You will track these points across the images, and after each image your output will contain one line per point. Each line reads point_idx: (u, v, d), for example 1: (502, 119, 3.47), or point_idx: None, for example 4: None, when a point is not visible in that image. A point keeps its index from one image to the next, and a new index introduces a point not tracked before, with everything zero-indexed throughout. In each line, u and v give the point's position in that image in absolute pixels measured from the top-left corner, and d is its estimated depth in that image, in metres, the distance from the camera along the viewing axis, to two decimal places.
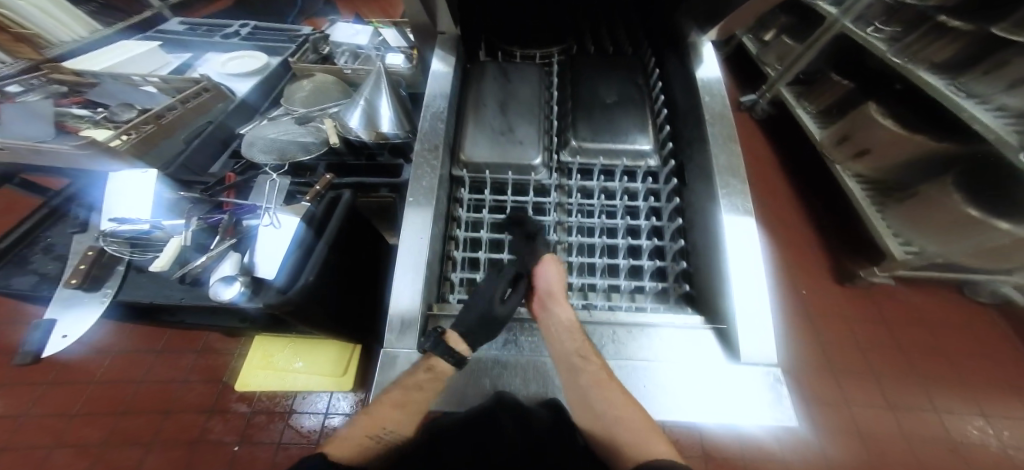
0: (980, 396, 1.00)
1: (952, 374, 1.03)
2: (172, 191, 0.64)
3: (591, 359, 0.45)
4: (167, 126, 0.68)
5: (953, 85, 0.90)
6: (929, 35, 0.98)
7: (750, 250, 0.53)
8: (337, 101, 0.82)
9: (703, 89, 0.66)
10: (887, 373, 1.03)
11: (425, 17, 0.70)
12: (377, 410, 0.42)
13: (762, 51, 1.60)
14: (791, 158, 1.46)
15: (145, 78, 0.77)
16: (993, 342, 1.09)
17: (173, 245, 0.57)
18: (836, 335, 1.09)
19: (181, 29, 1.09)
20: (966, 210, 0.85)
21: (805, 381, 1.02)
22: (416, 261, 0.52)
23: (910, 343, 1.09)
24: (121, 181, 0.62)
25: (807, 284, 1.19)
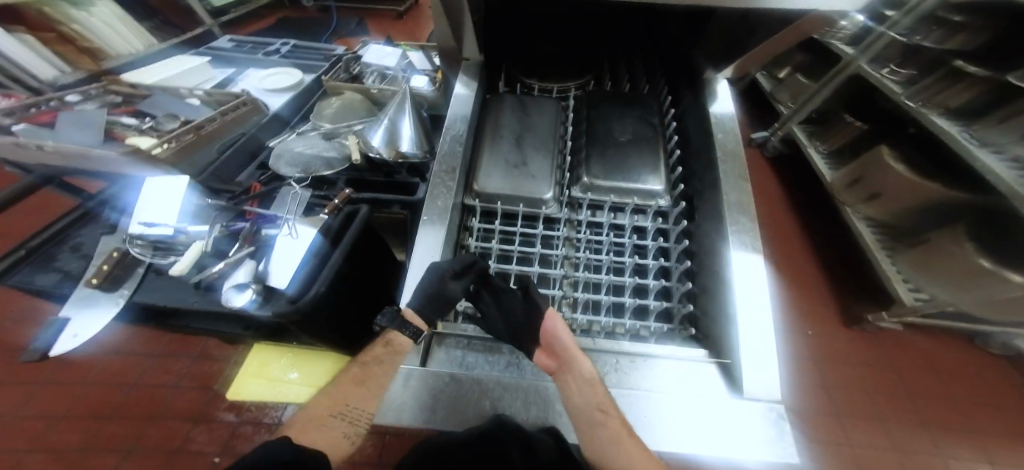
0: (991, 445, 0.96)
1: (963, 424, 0.98)
2: (200, 199, 0.66)
3: (612, 413, 0.46)
4: (205, 137, 0.72)
5: (968, 133, 0.89)
6: (945, 80, 0.98)
7: (758, 288, 0.53)
8: (363, 119, 0.86)
9: (716, 125, 0.67)
10: (900, 425, 0.97)
11: (451, 42, 0.73)
12: (342, 392, 0.51)
13: (776, 88, 1.63)
14: (801, 196, 1.45)
15: (191, 92, 0.83)
16: (1008, 394, 1.04)
17: (195, 249, 0.59)
18: (845, 380, 1.04)
19: (228, 46, 1.16)
20: (979, 261, 0.83)
21: (816, 426, 0.97)
22: (426, 278, 0.55)
23: (922, 391, 1.03)
24: (153, 187, 0.65)
25: (816, 325, 1.15)
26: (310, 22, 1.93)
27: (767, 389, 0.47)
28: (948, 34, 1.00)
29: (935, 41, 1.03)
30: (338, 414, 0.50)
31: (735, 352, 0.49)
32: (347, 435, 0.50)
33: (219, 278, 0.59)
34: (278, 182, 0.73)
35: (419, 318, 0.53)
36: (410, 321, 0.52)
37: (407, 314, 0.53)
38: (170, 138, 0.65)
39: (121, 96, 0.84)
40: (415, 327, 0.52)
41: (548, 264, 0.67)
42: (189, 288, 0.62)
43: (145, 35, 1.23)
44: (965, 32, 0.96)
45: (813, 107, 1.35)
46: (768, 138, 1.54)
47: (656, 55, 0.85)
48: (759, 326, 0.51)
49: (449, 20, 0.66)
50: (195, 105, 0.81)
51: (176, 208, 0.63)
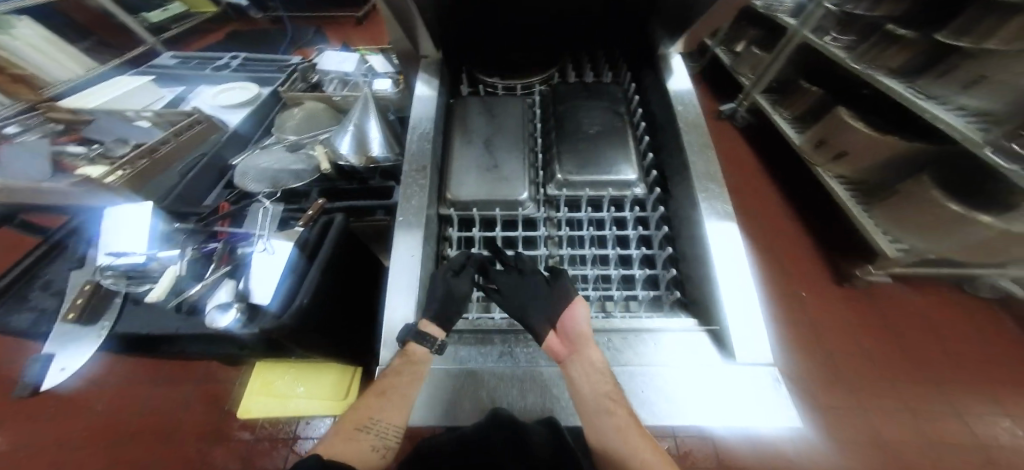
0: (998, 393, 0.99)
1: (964, 375, 1.02)
2: (166, 224, 0.66)
3: (620, 404, 0.48)
4: (161, 159, 0.72)
5: (914, 89, 0.90)
6: (880, 44, 1.00)
7: (735, 253, 0.55)
8: (328, 127, 0.84)
9: (675, 99, 0.69)
10: (897, 375, 1.02)
11: (406, 43, 0.73)
12: (364, 406, 0.51)
13: (736, 62, 1.64)
14: (778, 164, 1.46)
15: (138, 113, 0.81)
16: (996, 333, 1.08)
17: (168, 275, 0.59)
18: (844, 342, 1.07)
19: (172, 63, 1.12)
20: (948, 205, 0.84)
21: (820, 386, 1.00)
22: (410, 280, 0.55)
23: (918, 343, 1.07)
24: (119, 217, 0.65)
25: (807, 287, 1.19)
26: (264, 35, 1.89)
27: (755, 348, 0.49)
28: (874, 4, 1.03)
29: (864, 11, 1.05)
30: (363, 427, 0.50)
31: (722, 317, 0.51)
32: (373, 447, 0.50)
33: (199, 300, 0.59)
34: (247, 199, 0.71)
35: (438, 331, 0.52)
36: (429, 334, 0.51)
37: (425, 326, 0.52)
38: (121, 165, 0.65)
39: (62, 123, 0.83)
40: (435, 340, 0.51)
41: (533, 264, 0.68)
42: (170, 313, 0.61)
43: (80, 58, 1.24)
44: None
45: (771, 76, 1.37)
46: (735, 110, 1.57)
47: (620, 41, 0.85)
48: (741, 285, 0.53)
49: (398, 24, 0.67)
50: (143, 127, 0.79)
51: (142, 235, 0.63)
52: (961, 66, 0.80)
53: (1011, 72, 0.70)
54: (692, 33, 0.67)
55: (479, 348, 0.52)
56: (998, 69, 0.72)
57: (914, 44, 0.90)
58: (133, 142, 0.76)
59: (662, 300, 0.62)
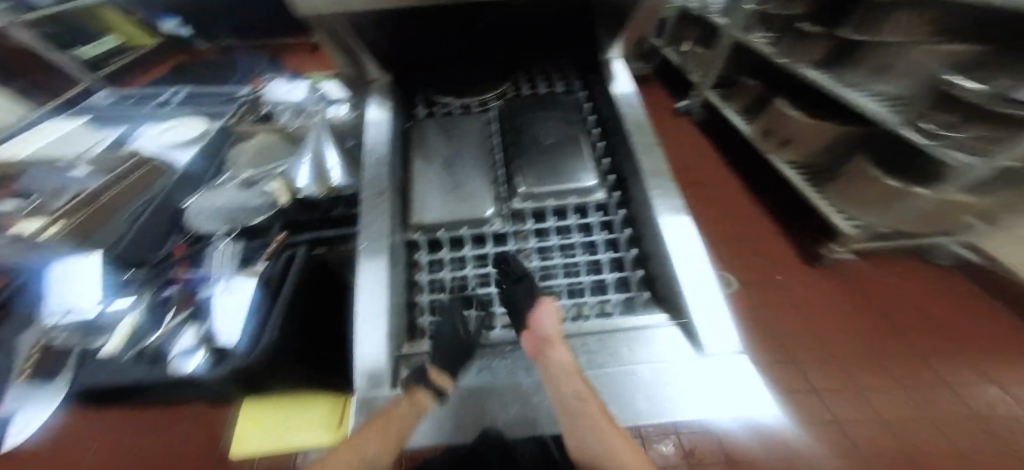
0: (988, 363, 0.96)
1: (949, 344, 1.00)
2: (120, 273, 0.67)
3: (591, 401, 0.46)
4: (103, 209, 0.71)
5: (833, 78, 1.00)
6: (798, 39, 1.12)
7: (693, 244, 0.58)
8: (283, 159, 0.84)
9: (622, 101, 0.75)
10: (880, 347, 1.01)
11: (351, 69, 0.76)
12: (344, 450, 0.45)
13: (683, 60, 1.74)
14: (735, 154, 1.53)
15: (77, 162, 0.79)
16: (969, 293, 1.08)
17: (125, 325, 0.61)
18: (824, 320, 1.07)
19: (110, 103, 1.12)
20: (887, 182, 0.89)
21: (809, 366, 0.99)
22: (379, 305, 0.54)
23: (902, 316, 1.06)
24: (74, 273, 0.67)
25: (782, 269, 1.19)
26: (218, 67, 1.88)
27: (721, 334, 0.51)
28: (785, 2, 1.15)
29: (778, 10, 1.17)
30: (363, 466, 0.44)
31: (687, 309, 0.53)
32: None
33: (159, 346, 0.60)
34: (201, 242, 0.71)
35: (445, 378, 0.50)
36: (435, 381, 0.49)
37: (431, 372, 0.50)
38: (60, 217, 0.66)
39: None
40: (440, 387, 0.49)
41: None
42: (129, 364, 0.60)
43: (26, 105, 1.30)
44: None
45: (716, 70, 1.49)
46: (691, 105, 1.66)
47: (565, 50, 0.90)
48: (696, 274, 0.56)
49: (339, 52, 0.69)
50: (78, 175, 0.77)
51: (93, 288, 0.65)
52: (870, 57, 0.89)
53: (909, 59, 0.78)
54: (627, 34, 0.76)
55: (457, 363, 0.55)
56: (896, 58, 0.81)
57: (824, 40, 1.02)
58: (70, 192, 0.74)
59: (634, 300, 0.63)
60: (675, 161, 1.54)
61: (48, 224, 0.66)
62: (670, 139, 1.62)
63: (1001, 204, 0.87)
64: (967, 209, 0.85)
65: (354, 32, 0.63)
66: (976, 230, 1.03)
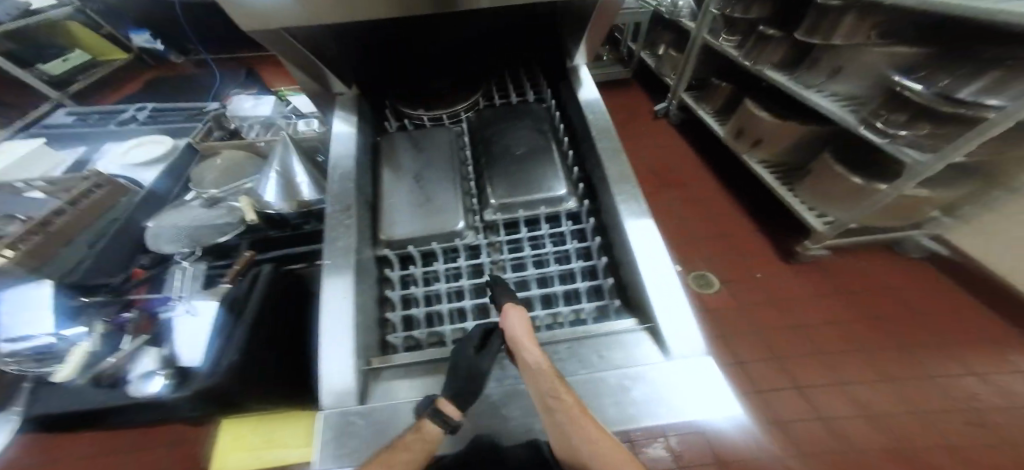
0: (956, 351, 0.99)
1: (919, 334, 1.03)
2: (75, 298, 0.61)
3: (565, 397, 0.44)
4: (59, 232, 0.66)
5: (793, 80, 1.07)
6: (760, 42, 1.18)
7: (655, 250, 0.58)
8: (253, 176, 0.83)
9: (587, 108, 0.75)
10: (854, 340, 1.03)
11: (314, 83, 0.74)
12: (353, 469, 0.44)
13: (659, 64, 1.78)
14: (710, 154, 1.56)
15: (30, 184, 0.75)
16: (937, 284, 1.12)
17: (76, 353, 0.55)
18: (800, 315, 1.09)
19: (69, 121, 1.08)
20: (852, 179, 0.92)
21: (790, 361, 1.01)
22: (343, 324, 0.53)
23: (874, 307, 1.09)
24: (14, 299, 0.59)
25: (762, 267, 1.21)
26: (192, 82, 1.86)
27: (685, 336, 0.52)
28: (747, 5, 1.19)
29: (740, 14, 1.21)
30: None
31: (654, 317, 0.54)
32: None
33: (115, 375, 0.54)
34: (165, 263, 0.68)
35: (454, 408, 0.46)
36: (446, 413, 0.45)
37: (442, 404, 0.46)
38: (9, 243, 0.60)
39: None
40: (453, 420, 0.45)
41: (480, 292, 0.66)
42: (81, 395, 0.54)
43: None
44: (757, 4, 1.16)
45: (689, 72, 1.51)
46: (668, 108, 1.68)
47: (536, 59, 0.91)
48: (661, 274, 0.56)
49: (299, 69, 0.68)
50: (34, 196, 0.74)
51: (45, 315, 0.57)
52: (824, 57, 0.97)
53: (860, 61, 0.87)
54: (586, 42, 0.77)
55: (427, 377, 0.54)
56: (849, 61, 0.90)
57: (785, 42, 1.10)
58: (23, 217, 0.69)
59: (608, 308, 0.63)
60: (654, 163, 1.55)
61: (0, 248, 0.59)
62: (648, 142, 1.64)
63: (956, 196, 0.91)
64: (927, 203, 0.88)
65: (307, 44, 0.62)
66: (937, 222, 1.07)
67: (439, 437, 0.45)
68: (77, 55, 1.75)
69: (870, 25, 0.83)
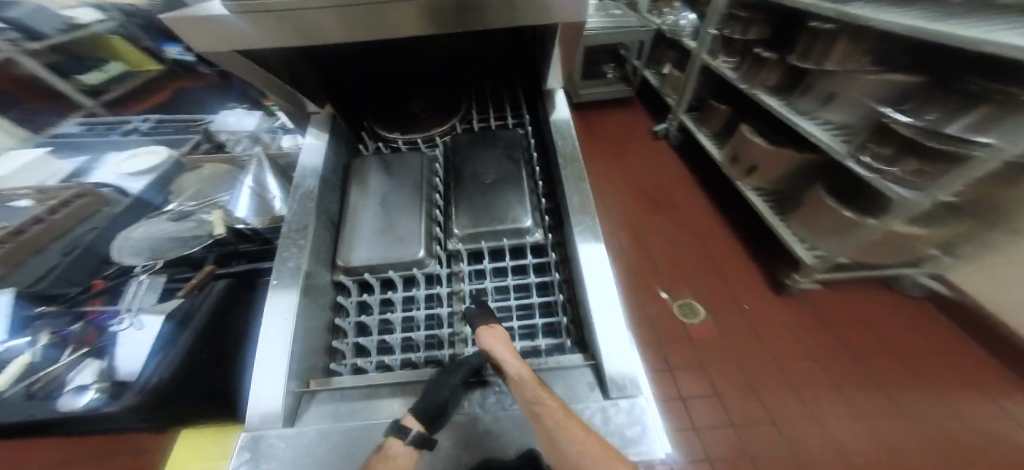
0: (947, 397, 0.95)
1: (906, 373, 0.99)
2: (31, 309, 0.67)
3: (547, 399, 0.44)
4: (30, 241, 0.71)
5: (789, 106, 1.04)
6: (755, 67, 1.16)
7: (599, 277, 0.56)
8: (229, 189, 0.85)
9: (556, 132, 0.74)
10: (838, 381, 0.99)
11: (289, 104, 0.76)
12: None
13: (661, 83, 1.75)
14: (707, 177, 1.52)
15: (19, 193, 0.81)
16: (934, 330, 1.06)
17: (15, 364, 0.58)
18: (783, 348, 1.06)
19: (78, 131, 1.16)
20: (843, 213, 0.87)
21: (768, 396, 0.97)
22: (282, 348, 0.50)
23: (859, 343, 1.05)
24: None
25: (749, 297, 1.17)
26: (208, 88, 1.94)
27: (628, 369, 0.48)
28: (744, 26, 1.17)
29: (738, 34, 1.18)
30: None
31: (600, 355, 0.50)
32: None
33: (53, 382, 0.59)
34: (124, 275, 0.73)
35: (417, 420, 0.44)
36: (408, 426, 0.44)
37: (408, 420, 0.44)
38: None
39: None
40: (416, 431, 0.43)
41: (436, 323, 0.63)
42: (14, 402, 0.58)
43: None
44: (756, 25, 1.12)
45: (689, 94, 1.50)
46: (668, 128, 1.65)
47: (517, 80, 0.91)
48: (610, 296, 0.54)
49: (278, 93, 0.72)
50: (18, 207, 0.79)
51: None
52: (818, 82, 0.93)
53: (852, 88, 0.84)
54: (557, 66, 0.75)
55: (390, 398, 0.50)
56: (840, 87, 0.87)
57: (780, 66, 1.07)
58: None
59: (563, 349, 0.59)
60: (647, 184, 1.52)
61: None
62: (643, 163, 1.61)
63: (955, 235, 0.86)
64: (919, 241, 0.84)
65: (270, 64, 0.64)
66: (939, 261, 1.02)
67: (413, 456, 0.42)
68: (116, 66, 1.82)
69: (864, 49, 0.79)
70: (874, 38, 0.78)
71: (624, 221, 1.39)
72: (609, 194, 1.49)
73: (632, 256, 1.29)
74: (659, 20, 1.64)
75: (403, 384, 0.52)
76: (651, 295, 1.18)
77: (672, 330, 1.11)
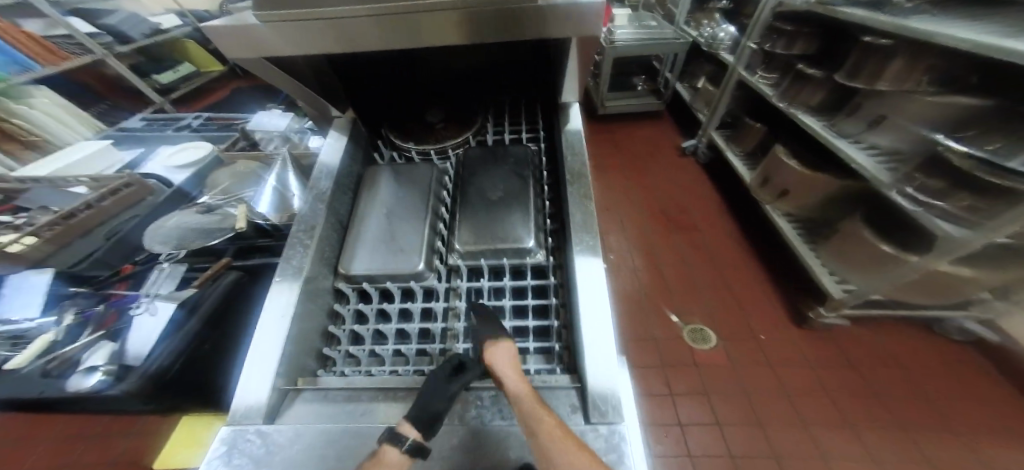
0: (989, 452, 0.86)
1: (940, 422, 0.90)
2: (65, 288, 0.75)
3: (540, 415, 0.42)
4: (77, 225, 0.81)
5: (830, 127, 0.96)
6: (795, 85, 1.08)
7: (594, 293, 0.53)
8: (254, 186, 0.91)
9: (567, 149, 0.72)
10: (863, 427, 0.90)
11: (313, 108, 0.80)
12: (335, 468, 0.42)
13: (693, 97, 1.69)
14: (736, 198, 1.43)
15: (77, 180, 0.91)
16: (980, 383, 0.96)
17: (40, 341, 0.66)
18: (799, 385, 0.98)
19: (140, 125, 1.29)
20: (881, 246, 0.80)
21: (778, 435, 0.89)
22: (275, 346, 0.51)
23: (886, 387, 0.97)
24: (14, 284, 0.73)
25: (767, 328, 1.09)
26: (258, 90, 2.10)
27: (613, 393, 0.46)
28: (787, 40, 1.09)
29: (781, 48, 1.11)
30: None
31: (585, 371, 0.47)
32: None
33: (66, 363, 0.65)
34: (151, 261, 0.82)
35: (412, 427, 0.42)
36: (404, 433, 0.42)
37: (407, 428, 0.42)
38: (37, 229, 0.76)
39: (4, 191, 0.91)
40: (411, 438, 0.41)
41: (428, 339, 0.61)
42: (29, 377, 0.64)
43: (91, 122, 1.56)
44: (801, 38, 1.05)
45: (722, 110, 1.43)
46: (697, 145, 1.59)
47: (534, 93, 0.91)
48: (601, 314, 0.51)
49: (303, 98, 0.76)
50: (79, 193, 0.90)
51: (35, 301, 0.71)
52: (867, 103, 0.85)
53: (905, 110, 0.76)
54: (572, 80, 0.74)
55: (386, 403, 0.49)
56: (891, 108, 0.79)
57: (825, 82, 0.98)
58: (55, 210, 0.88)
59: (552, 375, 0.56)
60: (669, 203, 1.45)
61: (21, 237, 0.75)
62: (667, 180, 1.54)
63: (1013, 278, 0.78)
64: (972, 284, 0.76)
65: (295, 71, 0.68)
66: (992, 305, 0.91)
67: (406, 462, 0.40)
68: (186, 67, 2.02)
69: (925, 67, 0.72)
70: (936, 56, 0.71)
71: (639, 239, 1.34)
72: (627, 209, 1.44)
73: (646, 276, 1.23)
74: (695, 32, 1.59)
75: (387, 388, 0.50)
76: (661, 317, 1.12)
77: (678, 354, 1.04)
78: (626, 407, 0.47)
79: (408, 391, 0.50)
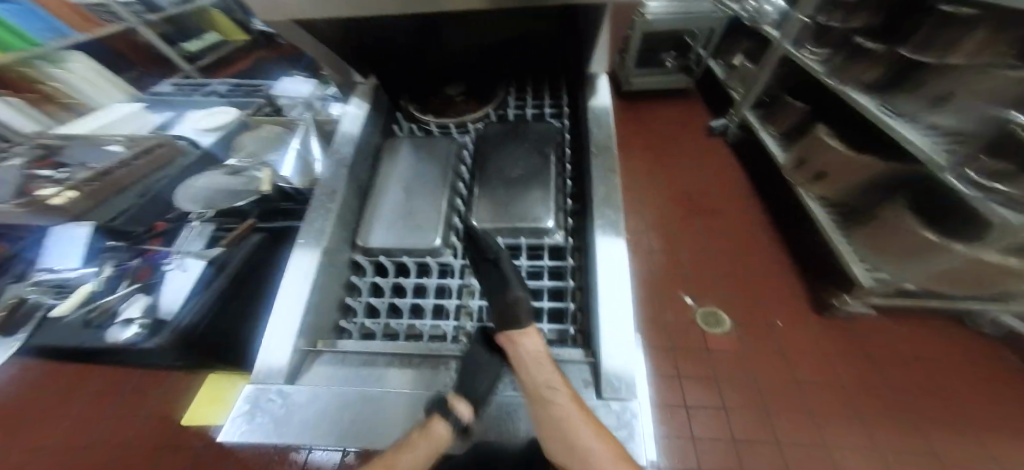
0: (1009, 446, 0.84)
1: (962, 416, 0.88)
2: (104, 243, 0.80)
3: (563, 391, 0.42)
4: (111, 183, 0.84)
5: (884, 106, 0.90)
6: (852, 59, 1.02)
7: (615, 273, 0.52)
8: (278, 151, 0.94)
9: (593, 122, 0.70)
10: (876, 420, 0.88)
11: (337, 74, 0.80)
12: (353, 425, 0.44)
13: (728, 75, 1.61)
14: (764, 181, 1.38)
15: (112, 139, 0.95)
16: (1007, 379, 0.93)
17: (80, 293, 0.71)
18: (816, 376, 0.95)
19: (170, 90, 1.32)
20: (925, 233, 0.75)
21: (781, 420, 0.89)
22: (296, 308, 0.52)
23: (907, 379, 0.94)
24: (60, 235, 0.78)
25: (787, 317, 1.06)
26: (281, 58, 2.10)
27: (626, 371, 0.45)
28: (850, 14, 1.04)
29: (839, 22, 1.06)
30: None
31: (599, 350, 0.47)
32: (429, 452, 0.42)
33: (106, 313, 0.68)
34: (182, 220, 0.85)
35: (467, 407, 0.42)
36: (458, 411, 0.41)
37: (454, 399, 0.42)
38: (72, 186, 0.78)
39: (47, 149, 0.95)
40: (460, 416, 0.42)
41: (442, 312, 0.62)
42: (70, 325, 0.68)
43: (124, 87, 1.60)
44: (863, 10, 0.99)
45: (758, 89, 1.36)
46: (727, 125, 1.52)
47: (562, 65, 0.89)
48: (619, 294, 0.50)
49: (328, 62, 0.75)
50: (112, 150, 0.92)
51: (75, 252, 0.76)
52: (927, 81, 0.80)
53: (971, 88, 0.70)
54: (600, 53, 0.70)
55: (398, 369, 0.50)
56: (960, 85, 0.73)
57: (885, 57, 0.91)
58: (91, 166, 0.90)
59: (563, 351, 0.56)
60: (692, 186, 1.40)
61: (63, 190, 0.78)
62: (693, 161, 1.49)
63: None
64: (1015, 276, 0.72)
65: (320, 38, 0.67)
66: None
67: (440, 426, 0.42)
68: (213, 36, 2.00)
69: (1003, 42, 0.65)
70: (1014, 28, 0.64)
71: (658, 222, 1.30)
72: (648, 190, 1.40)
73: (662, 260, 1.20)
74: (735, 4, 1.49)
75: (402, 355, 0.51)
76: (673, 300, 1.11)
77: (689, 338, 1.03)
78: (639, 385, 0.47)
79: (421, 358, 0.51)
